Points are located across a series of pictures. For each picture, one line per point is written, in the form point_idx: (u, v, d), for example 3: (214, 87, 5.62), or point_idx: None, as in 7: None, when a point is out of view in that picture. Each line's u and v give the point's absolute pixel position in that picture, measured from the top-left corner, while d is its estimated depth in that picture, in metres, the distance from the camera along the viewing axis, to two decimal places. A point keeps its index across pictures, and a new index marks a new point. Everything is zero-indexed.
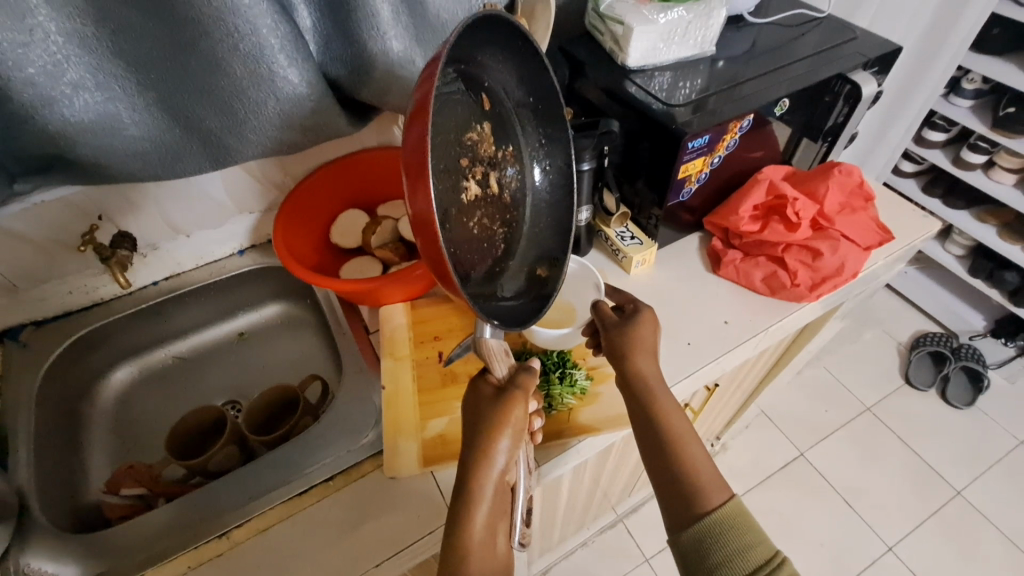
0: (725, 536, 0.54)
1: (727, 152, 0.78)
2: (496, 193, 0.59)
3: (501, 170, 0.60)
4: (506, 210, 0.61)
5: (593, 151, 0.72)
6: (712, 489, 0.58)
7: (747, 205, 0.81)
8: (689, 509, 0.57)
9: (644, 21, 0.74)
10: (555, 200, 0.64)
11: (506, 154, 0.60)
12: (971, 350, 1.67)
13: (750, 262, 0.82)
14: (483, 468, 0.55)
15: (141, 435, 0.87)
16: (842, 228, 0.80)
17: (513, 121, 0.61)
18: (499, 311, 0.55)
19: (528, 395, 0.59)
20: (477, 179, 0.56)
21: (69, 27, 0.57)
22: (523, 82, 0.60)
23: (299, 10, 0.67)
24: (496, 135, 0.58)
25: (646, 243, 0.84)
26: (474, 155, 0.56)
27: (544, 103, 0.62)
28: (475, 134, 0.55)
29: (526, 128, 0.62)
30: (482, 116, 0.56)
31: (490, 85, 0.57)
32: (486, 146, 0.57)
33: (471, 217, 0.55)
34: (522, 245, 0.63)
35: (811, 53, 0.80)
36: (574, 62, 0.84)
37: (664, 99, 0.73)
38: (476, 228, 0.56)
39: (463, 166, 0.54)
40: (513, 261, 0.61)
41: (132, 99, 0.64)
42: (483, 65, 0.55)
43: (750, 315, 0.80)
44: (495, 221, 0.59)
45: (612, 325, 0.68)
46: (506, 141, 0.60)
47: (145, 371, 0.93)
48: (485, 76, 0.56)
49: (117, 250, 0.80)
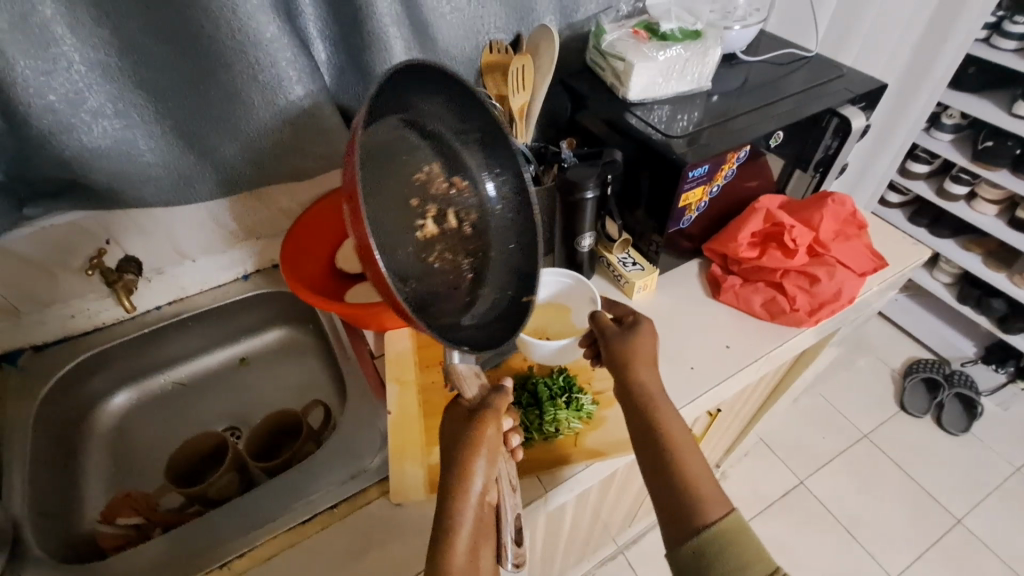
0: (723, 553, 0.54)
1: (725, 182, 0.80)
2: (455, 231, 0.65)
3: (461, 206, 0.66)
4: (468, 242, 0.66)
5: (598, 179, 0.74)
6: (711, 503, 0.57)
7: (746, 232, 0.82)
8: (688, 523, 0.57)
9: (644, 58, 0.78)
10: (522, 226, 0.67)
11: (460, 188, 0.66)
12: (963, 376, 1.69)
13: (749, 287, 0.83)
14: (459, 515, 0.53)
15: (138, 463, 0.85)
16: (837, 254, 0.80)
17: (467, 160, 0.67)
18: (466, 335, 0.59)
19: (501, 414, 0.58)
20: (434, 220, 0.63)
21: (93, 57, 0.59)
22: (467, 121, 0.66)
23: (315, 45, 0.70)
24: (446, 172, 0.65)
25: (647, 268, 0.86)
26: (428, 194, 0.63)
27: (490, 135, 0.67)
28: (423, 173, 0.63)
29: (481, 162, 0.68)
30: (428, 157, 0.63)
31: (437, 133, 0.64)
32: (435, 183, 0.64)
33: (431, 252, 0.62)
34: (491, 278, 0.65)
35: (801, 89, 0.84)
36: (576, 96, 0.87)
37: (663, 130, 0.77)
38: (435, 264, 0.62)
39: (415, 208, 0.62)
40: (485, 288, 0.65)
41: (150, 126, 0.66)
42: (419, 110, 0.63)
43: (751, 340, 0.81)
44: (451, 260, 0.64)
45: (612, 335, 0.69)
46: (462, 176, 0.66)
47: (145, 396, 0.92)
48: (423, 119, 0.63)
49: (123, 274, 0.81)
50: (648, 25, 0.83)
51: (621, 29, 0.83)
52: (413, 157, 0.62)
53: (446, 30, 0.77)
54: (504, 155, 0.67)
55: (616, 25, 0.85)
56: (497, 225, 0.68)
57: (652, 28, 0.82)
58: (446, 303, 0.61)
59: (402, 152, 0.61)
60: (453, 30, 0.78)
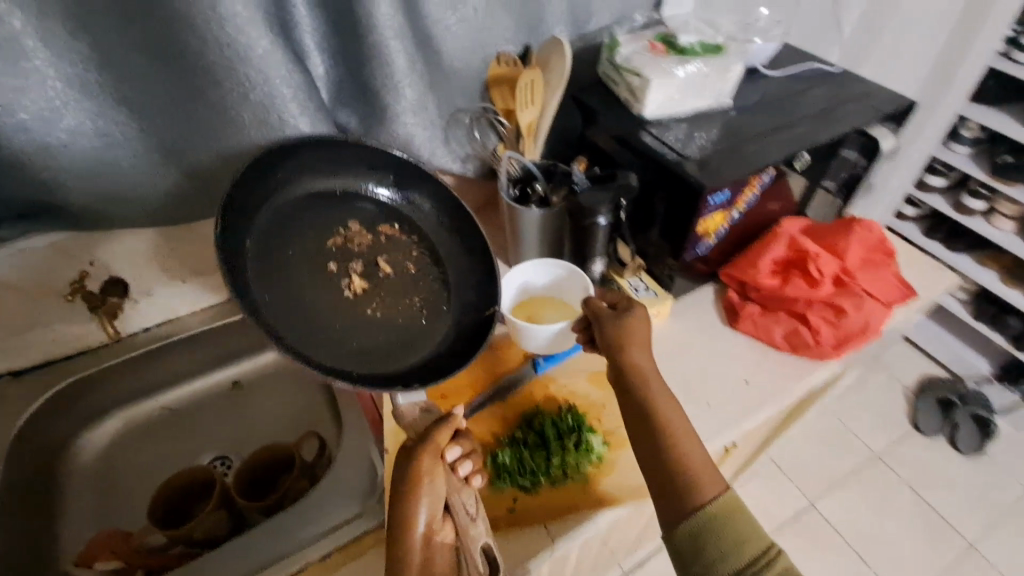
0: (718, 533, 0.50)
1: (746, 208, 0.76)
2: (393, 275, 0.65)
3: (391, 248, 0.67)
4: (414, 279, 0.65)
5: (611, 204, 0.70)
6: (706, 482, 0.53)
7: (767, 259, 0.77)
8: (682, 503, 0.52)
9: (662, 74, 0.73)
10: (472, 249, 0.68)
11: (382, 236, 0.67)
12: (978, 395, 1.64)
13: (769, 317, 0.78)
14: (405, 561, 0.51)
15: (124, 496, 0.81)
16: (864, 284, 0.76)
17: (391, 208, 0.69)
18: (420, 369, 0.58)
19: (440, 444, 0.56)
20: (361, 273, 0.63)
21: (70, 72, 0.54)
22: (377, 171, 0.68)
23: (312, 59, 0.66)
24: (364, 228, 0.67)
25: (660, 294, 0.80)
26: (348, 254, 0.64)
27: (404, 172, 0.69)
28: (339, 235, 0.65)
29: (407, 207, 0.69)
30: (340, 222, 0.65)
31: (346, 196, 0.67)
32: (355, 240, 0.65)
33: (368, 304, 0.62)
34: (451, 304, 0.64)
35: (827, 108, 0.79)
36: (587, 110, 0.82)
37: (679, 150, 0.72)
38: (377, 313, 0.62)
39: (335, 270, 0.63)
40: (444, 316, 0.63)
41: (134, 146, 0.62)
42: (316, 182, 0.66)
43: (772, 374, 0.76)
44: (396, 303, 0.63)
45: (606, 318, 0.65)
46: (388, 223, 0.68)
47: (131, 424, 0.86)
48: (328, 188, 0.66)
49: (108, 298, 0.79)
50: (666, 37, 0.78)
51: (637, 42, 0.78)
52: (321, 229, 0.64)
53: (452, 42, 0.73)
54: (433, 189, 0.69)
55: (631, 37, 0.80)
56: (443, 260, 0.68)
57: (670, 41, 0.77)
58: (397, 345, 0.60)
59: (304, 228, 0.63)
60: (460, 42, 0.73)
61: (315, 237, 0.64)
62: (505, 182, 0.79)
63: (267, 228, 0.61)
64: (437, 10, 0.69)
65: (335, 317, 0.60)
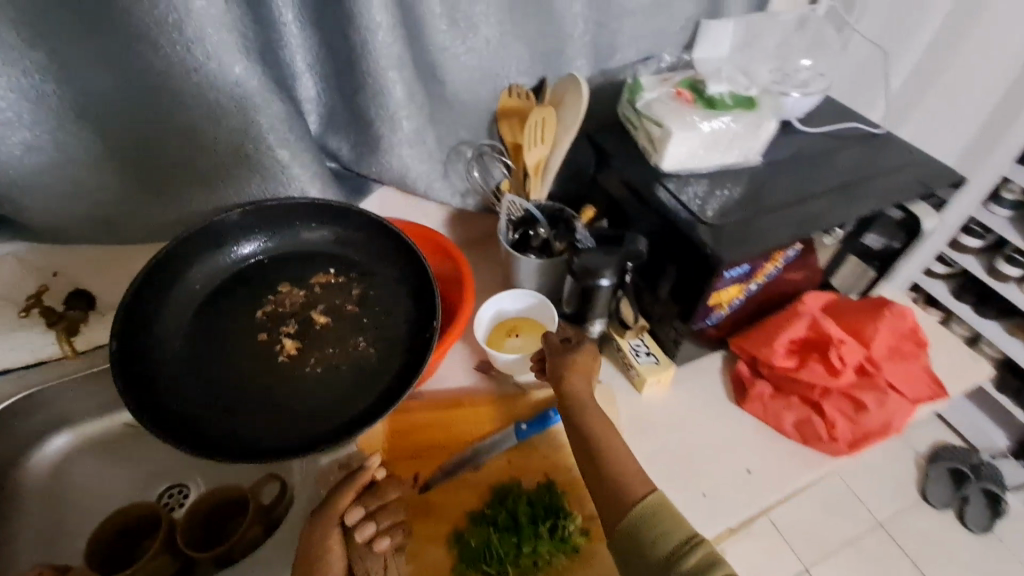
0: (647, 526, 0.51)
1: (766, 279, 0.70)
2: (331, 323, 0.60)
3: (328, 296, 0.61)
4: (353, 319, 0.60)
5: (616, 268, 0.64)
6: (636, 480, 0.54)
7: (784, 338, 0.71)
8: (615, 503, 0.53)
9: (685, 126, 0.66)
10: (415, 287, 0.61)
11: (316, 288, 0.62)
12: (994, 471, 1.53)
13: (781, 400, 0.71)
14: None
15: (67, 522, 0.75)
16: (890, 377, 0.69)
17: (331, 256, 0.64)
18: (338, 420, 0.52)
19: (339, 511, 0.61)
20: (292, 334, 0.58)
21: (24, 83, 0.49)
22: (313, 225, 0.63)
23: (302, 80, 0.60)
24: (297, 282, 0.62)
25: (663, 362, 0.74)
26: (279, 317, 0.59)
27: (341, 215, 0.63)
28: (269, 303, 0.60)
29: (351, 252, 0.64)
30: (270, 286, 0.61)
31: (279, 257, 0.63)
32: (287, 300, 0.61)
33: (306, 362, 0.57)
34: (382, 334, 0.58)
35: (866, 176, 0.71)
36: (600, 153, 0.75)
37: (696, 211, 0.65)
38: (313, 371, 0.56)
39: (265, 339, 0.58)
40: (376, 349, 0.57)
41: (97, 163, 0.56)
42: (247, 247, 0.61)
43: (777, 465, 0.69)
44: (338, 350, 0.58)
45: (552, 351, 0.66)
46: (325, 269, 0.63)
47: (87, 441, 0.80)
48: (259, 253, 0.62)
49: (69, 312, 0.73)
50: (694, 83, 0.71)
51: (662, 86, 0.71)
52: (251, 295, 0.60)
53: (459, 72, 0.66)
54: (376, 234, 0.63)
55: (656, 80, 0.73)
56: (388, 295, 0.61)
57: (698, 89, 0.70)
58: (339, 392, 0.54)
59: (231, 301, 0.59)
60: (468, 72, 0.67)
61: (242, 308, 0.59)
62: (504, 224, 0.74)
63: (189, 323, 0.57)
64: (443, 38, 0.63)
65: (263, 389, 0.54)
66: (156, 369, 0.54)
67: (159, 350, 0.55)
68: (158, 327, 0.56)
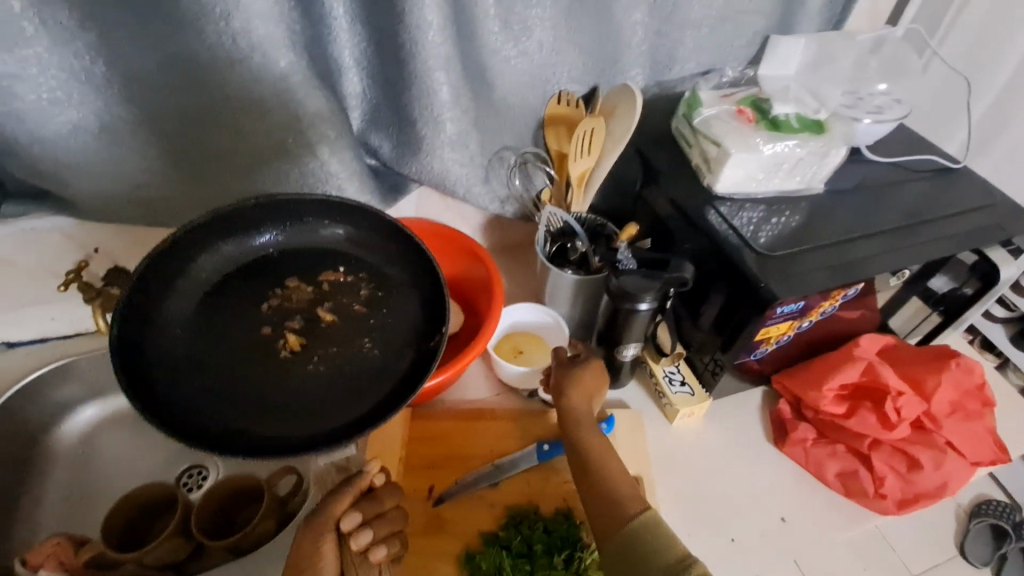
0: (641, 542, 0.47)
1: (820, 317, 0.65)
2: (338, 321, 0.56)
3: (338, 292, 0.57)
4: (363, 320, 0.56)
5: (658, 294, 0.60)
6: (630, 496, 0.51)
7: (835, 383, 0.66)
8: (609, 519, 0.50)
9: (746, 147, 0.62)
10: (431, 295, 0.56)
11: (326, 285, 0.58)
12: None
13: (824, 448, 0.66)
14: None
15: (90, 493, 0.76)
16: (949, 436, 0.64)
17: (346, 253, 0.60)
18: (331, 427, 0.48)
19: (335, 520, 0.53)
20: (297, 329, 0.54)
21: (74, 65, 0.49)
22: (331, 219, 0.59)
23: (347, 76, 0.59)
24: (308, 278, 0.58)
25: (697, 394, 0.70)
26: (284, 310, 0.56)
27: (358, 212, 0.59)
28: (276, 297, 0.56)
29: (367, 252, 0.60)
30: (279, 280, 0.57)
31: (292, 251, 0.59)
32: (296, 294, 0.57)
33: (309, 360, 0.53)
34: (390, 340, 0.54)
35: (940, 215, 0.65)
36: (649, 168, 0.72)
37: (750, 238, 0.61)
38: (315, 372, 0.52)
39: (269, 333, 0.54)
40: (382, 357, 0.53)
41: (139, 147, 0.56)
42: (261, 239, 0.58)
43: (815, 516, 0.64)
44: (344, 349, 0.54)
45: (559, 370, 0.61)
46: (337, 265, 0.59)
47: (114, 415, 0.81)
48: (273, 245, 0.59)
49: (108, 289, 0.70)
50: (758, 102, 0.67)
51: (722, 103, 0.67)
52: (260, 289, 0.57)
53: (509, 76, 0.64)
54: (396, 236, 0.59)
55: (716, 96, 0.69)
56: (402, 301, 0.57)
57: (762, 108, 0.66)
58: (340, 394, 0.51)
59: (239, 295, 0.56)
60: (518, 76, 0.65)
61: (250, 302, 0.56)
62: (543, 236, 0.71)
63: (197, 313, 0.54)
64: (494, 40, 0.60)
65: (263, 390, 0.51)
66: (152, 360, 0.50)
67: (155, 340, 0.51)
68: (158, 314, 0.52)
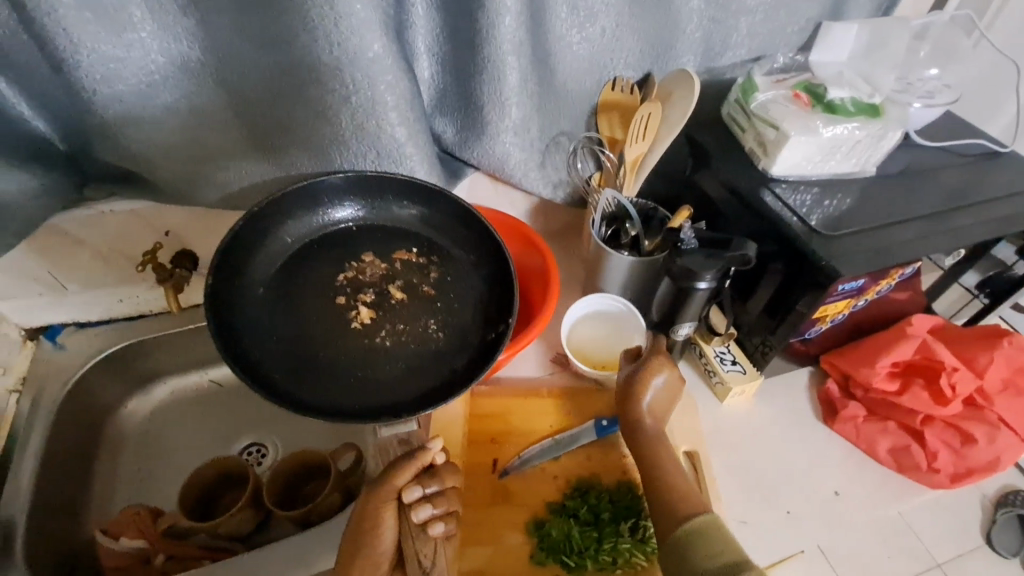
0: (699, 542, 0.51)
1: (875, 296, 0.66)
2: (408, 300, 0.58)
3: (408, 272, 0.60)
4: (431, 301, 0.58)
5: (718, 271, 0.62)
6: (694, 502, 0.55)
7: (886, 360, 0.68)
8: (672, 516, 0.54)
9: (804, 130, 0.63)
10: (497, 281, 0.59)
11: (398, 263, 0.60)
12: None
13: (876, 424, 0.68)
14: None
15: (156, 471, 0.79)
16: (1002, 412, 0.66)
17: (416, 234, 0.62)
18: (406, 401, 0.52)
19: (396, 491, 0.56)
20: (370, 303, 0.57)
21: (173, 49, 0.52)
22: (402, 198, 0.62)
23: (419, 63, 0.62)
24: (381, 254, 0.60)
25: (749, 372, 0.71)
26: (357, 284, 0.59)
27: (429, 197, 0.61)
28: (351, 269, 0.59)
29: (435, 235, 0.62)
30: (353, 254, 0.60)
31: (365, 228, 0.61)
32: (370, 270, 0.59)
33: (377, 332, 0.56)
34: (460, 326, 0.57)
35: (992, 196, 0.66)
36: (700, 153, 0.73)
37: (806, 218, 0.63)
38: (385, 343, 0.55)
39: (343, 301, 0.57)
40: (452, 339, 0.56)
41: (225, 129, 0.58)
42: (336, 215, 0.61)
43: (867, 490, 0.66)
44: (410, 328, 0.56)
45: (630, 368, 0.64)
46: (407, 244, 0.61)
47: (178, 394, 0.84)
48: (348, 220, 0.61)
49: (176, 270, 0.76)
50: (811, 86, 0.68)
51: (776, 88, 0.69)
52: (335, 264, 0.59)
53: (570, 61, 0.66)
54: (465, 219, 0.61)
55: (770, 81, 0.70)
56: (467, 284, 0.60)
57: (817, 92, 0.67)
58: (415, 371, 0.54)
59: (314, 266, 0.59)
60: (579, 61, 0.67)
61: (327, 276, 0.59)
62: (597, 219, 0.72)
63: (277, 280, 0.57)
64: (561, 26, 0.62)
65: (343, 360, 0.54)
66: (240, 322, 0.53)
67: (242, 303, 0.55)
68: (245, 276, 0.56)
